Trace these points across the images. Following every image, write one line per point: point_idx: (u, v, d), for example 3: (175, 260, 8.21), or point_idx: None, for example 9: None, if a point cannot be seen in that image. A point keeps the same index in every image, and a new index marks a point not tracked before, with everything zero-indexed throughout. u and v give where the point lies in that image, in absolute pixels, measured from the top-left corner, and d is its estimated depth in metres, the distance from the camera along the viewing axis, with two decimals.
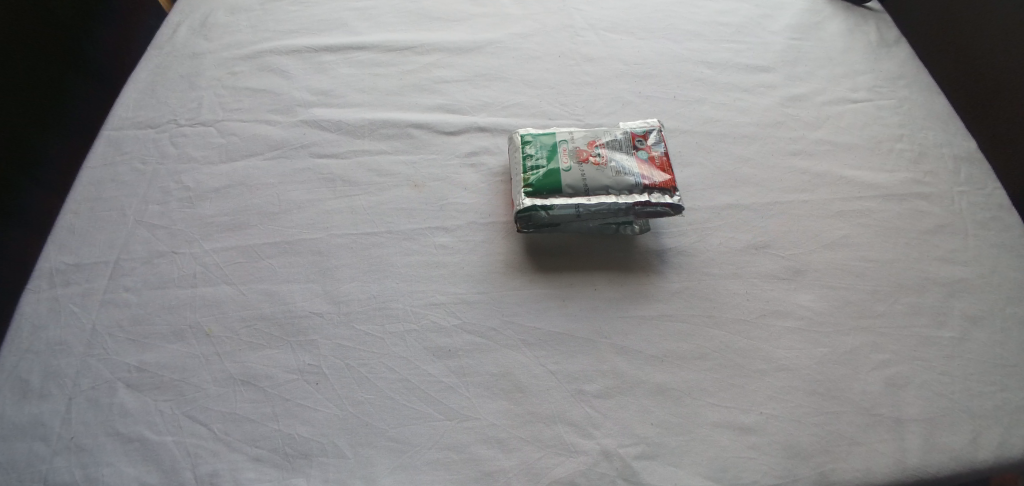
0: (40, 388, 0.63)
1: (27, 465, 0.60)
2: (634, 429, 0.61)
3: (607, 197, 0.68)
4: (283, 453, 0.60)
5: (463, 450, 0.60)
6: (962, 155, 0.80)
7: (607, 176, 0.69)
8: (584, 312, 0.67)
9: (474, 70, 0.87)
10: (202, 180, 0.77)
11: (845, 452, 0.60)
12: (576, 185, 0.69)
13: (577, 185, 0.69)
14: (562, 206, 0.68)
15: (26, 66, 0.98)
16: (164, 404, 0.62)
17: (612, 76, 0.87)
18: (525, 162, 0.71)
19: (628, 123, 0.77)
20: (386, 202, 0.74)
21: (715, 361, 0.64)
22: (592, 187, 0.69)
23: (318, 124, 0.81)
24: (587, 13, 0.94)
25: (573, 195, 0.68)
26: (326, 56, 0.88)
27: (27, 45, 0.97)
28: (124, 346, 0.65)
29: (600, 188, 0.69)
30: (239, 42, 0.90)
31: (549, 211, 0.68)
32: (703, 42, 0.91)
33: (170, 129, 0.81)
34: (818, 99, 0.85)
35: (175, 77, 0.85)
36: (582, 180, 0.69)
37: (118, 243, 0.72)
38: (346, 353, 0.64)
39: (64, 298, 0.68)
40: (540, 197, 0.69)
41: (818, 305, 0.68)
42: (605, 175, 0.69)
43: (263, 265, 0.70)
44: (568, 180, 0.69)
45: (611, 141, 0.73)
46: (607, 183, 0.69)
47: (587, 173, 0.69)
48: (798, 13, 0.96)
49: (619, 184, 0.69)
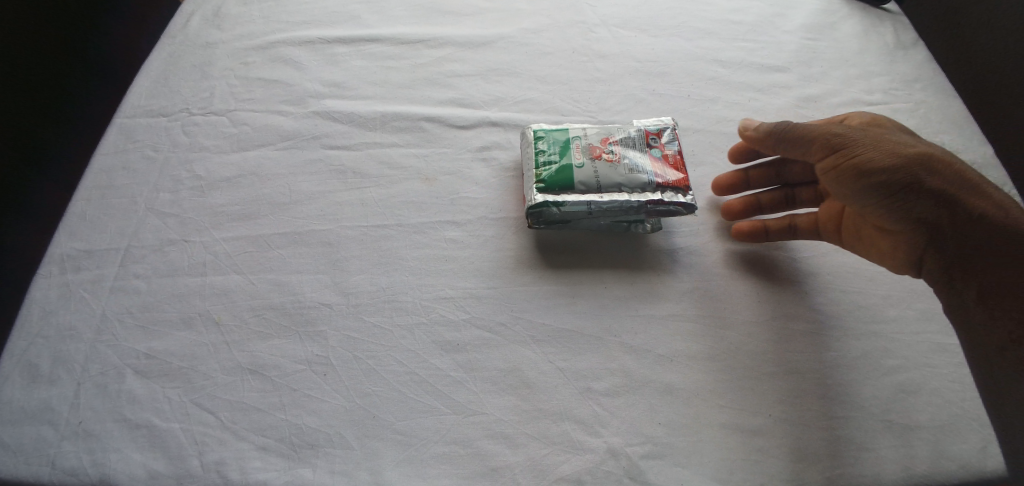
0: (49, 373, 0.63)
1: (36, 450, 0.60)
2: (642, 429, 0.60)
3: (619, 194, 0.68)
4: (290, 443, 0.60)
5: (469, 445, 0.60)
6: (978, 161, 0.79)
7: (620, 174, 0.69)
8: (593, 310, 0.67)
9: (486, 64, 0.86)
10: (214, 169, 0.77)
11: (853, 457, 0.60)
12: (588, 182, 0.69)
13: (589, 181, 0.68)
14: (574, 203, 0.68)
15: (20, 61, 0.84)
16: (172, 392, 0.63)
17: (625, 73, 0.86)
18: (537, 157, 0.71)
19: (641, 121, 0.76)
20: (397, 195, 0.74)
21: (724, 362, 0.64)
22: (604, 184, 0.69)
23: (330, 115, 0.81)
24: (600, 9, 0.93)
25: (585, 192, 0.68)
26: (338, 48, 0.88)
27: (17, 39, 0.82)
28: (133, 332, 0.66)
29: (613, 185, 0.69)
30: (251, 33, 0.89)
31: (560, 208, 0.68)
32: (716, 41, 0.90)
33: (182, 118, 0.81)
34: (833, 101, 0.84)
35: (187, 66, 0.85)
36: (595, 177, 0.69)
37: (129, 230, 0.72)
38: (354, 345, 0.64)
39: (75, 284, 0.68)
40: (552, 193, 0.68)
41: (829, 308, 0.67)
42: (617, 172, 0.69)
43: (273, 255, 0.70)
44: (580, 176, 0.69)
45: (625, 138, 0.72)
46: (619, 181, 0.69)
47: (599, 170, 0.69)
48: (815, 12, 0.95)
49: (632, 182, 0.69)
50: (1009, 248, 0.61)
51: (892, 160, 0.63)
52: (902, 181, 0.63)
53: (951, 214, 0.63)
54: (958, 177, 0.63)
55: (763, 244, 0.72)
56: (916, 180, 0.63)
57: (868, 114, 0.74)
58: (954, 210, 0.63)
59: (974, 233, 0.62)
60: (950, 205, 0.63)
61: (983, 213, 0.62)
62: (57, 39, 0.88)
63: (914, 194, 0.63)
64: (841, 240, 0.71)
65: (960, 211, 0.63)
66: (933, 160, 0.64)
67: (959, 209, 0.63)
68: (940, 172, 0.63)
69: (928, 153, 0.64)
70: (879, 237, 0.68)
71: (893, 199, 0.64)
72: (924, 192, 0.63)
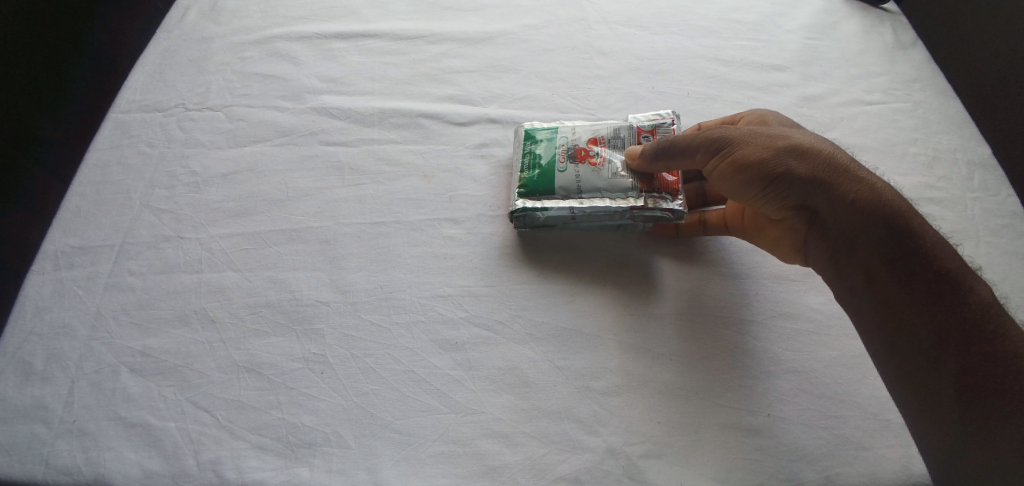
0: (43, 371, 0.63)
1: (29, 448, 0.59)
2: (641, 428, 0.60)
3: (601, 200, 0.68)
4: (287, 442, 0.60)
5: (467, 444, 0.59)
6: (977, 161, 0.79)
7: (602, 178, 0.69)
8: (592, 308, 0.66)
9: (486, 61, 0.86)
10: (210, 165, 0.76)
11: (852, 456, 0.59)
12: (569, 187, 0.69)
13: (569, 186, 0.68)
14: (556, 209, 0.68)
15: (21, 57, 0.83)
16: (168, 390, 0.62)
17: (626, 70, 0.86)
18: (525, 158, 0.72)
19: (637, 116, 0.75)
20: (395, 192, 0.74)
21: (722, 361, 0.64)
22: (585, 188, 0.68)
23: (328, 112, 0.80)
24: (601, 6, 0.92)
25: (566, 198, 0.68)
26: (335, 43, 0.87)
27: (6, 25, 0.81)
28: (127, 330, 0.65)
29: (593, 190, 0.68)
30: (248, 27, 0.88)
31: (544, 213, 0.68)
32: (717, 39, 0.90)
33: (178, 113, 0.80)
34: (832, 101, 0.84)
35: (183, 61, 0.84)
36: (576, 181, 0.69)
37: (124, 226, 0.71)
38: (352, 343, 0.64)
39: (69, 281, 0.68)
40: (534, 198, 0.69)
41: (828, 308, 0.67)
42: (599, 177, 0.69)
43: (270, 252, 0.69)
44: (561, 181, 0.69)
45: (613, 137, 0.72)
46: (600, 186, 0.68)
47: (581, 174, 0.69)
48: (816, 10, 0.94)
49: (614, 187, 0.68)
50: (890, 233, 0.59)
51: (767, 152, 0.62)
52: (776, 173, 0.62)
53: (831, 202, 0.61)
54: (829, 163, 0.62)
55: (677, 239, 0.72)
56: (789, 171, 0.61)
57: (760, 111, 0.72)
58: (833, 197, 0.61)
59: (854, 219, 0.60)
60: (830, 193, 0.61)
61: (863, 198, 0.60)
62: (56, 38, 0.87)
63: (791, 185, 0.62)
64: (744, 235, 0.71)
65: (838, 199, 0.61)
66: (808, 148, 0.62)
67: (837, 196, 0.61)
68: (815, 160, 0.62)
69: (803, 143, 0.63)
70: (773, 230, 0.67)
71: (772, 192, 0.63)
72: (799, 183, 0.61)
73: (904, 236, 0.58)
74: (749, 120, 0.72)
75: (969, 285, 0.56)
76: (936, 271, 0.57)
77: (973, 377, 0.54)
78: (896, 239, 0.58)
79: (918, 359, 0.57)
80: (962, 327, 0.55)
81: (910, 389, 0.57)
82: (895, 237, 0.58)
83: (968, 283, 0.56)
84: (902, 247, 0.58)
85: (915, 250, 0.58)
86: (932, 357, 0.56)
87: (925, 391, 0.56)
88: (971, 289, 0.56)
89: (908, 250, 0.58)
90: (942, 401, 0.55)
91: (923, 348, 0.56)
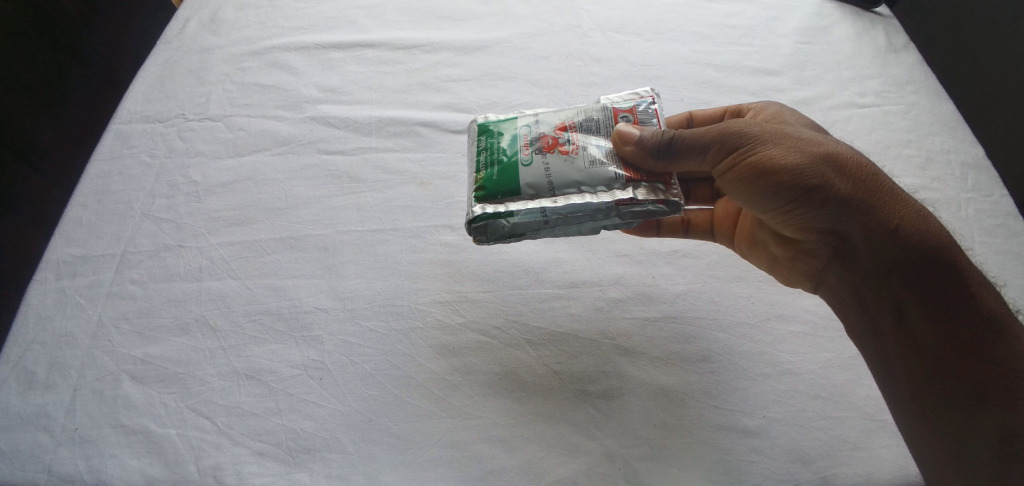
0: (45, 379, 0.64)
1: (31, 456, 0.60)
2: (637, 430, 0.60)
3: (579, 196, 0.61)
4: (286, 448, 0.60)
5: (464, 448, 0.59)
6: (970, 161, 0.80)
7: (577, 169, 0.62)
8: (588, 313, 0.67)
9: (482, 69, 0.87)
10: (209, 175, 0.77)
11: (848, 457, 0.59)
12: (540, 182, 0.61)
13: (538, 182, 0.61)
14: (525, 211, 0.60)
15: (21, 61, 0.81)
16: (168, 397, 0.63)
17: (620, 77, 0.87)
18: (485, 154, 0.65)
19: (613, 95, 0.70)
20: (392, 200, 0.75)
21: (718, 363, 0.64)
22: (557, 184, 0.61)
23: (325, 120, 0.82)
24: (596, 13, 0.93)
25: (535, 197, 0.61)
26: (333, 53, 0.88)
27: (11, 28, 0.79)
28: (129, 338, 0.66)
29: (569, 184, 0.61)
30: (247, 38, 0.90)
31: (510, 219, 0.60)
32: (710, 45, 0.91)
33: (178, 123, 0.81)
34: (825, 104, 0.85)
35: (184, 73, 0.86)
36: (546, 175, 0.61)
37: (125, 236, 0.72)
38: (350, 349, 0.65)
39: (71, 290, 0.69)
40: (496, 202, 0.61)
41: (822, 309, 0.68)
42: (575, 168, 0.62)
43: (268, 261, 0.70)
44: (528, 177, 0.62)
45: (586, 121, 0.66)
46: (577, 179, 0.61)
47: (551, 165, 0.62)
48: (808, 15, 0.95)
49: (593, 178, 0.61)
50: (929, 265, 0.57)
51: (798, 160, 0.59)
52: (810, 187, 0.59)
53: (865, 226, 0.59)
54: (867, 182, 0.60)
55: (648, 246, 0.72)
56: (826, 186, 0.59)
57: (775, 107, 0.71)
58: (868, 219, 0.59)
59: (892, 249, 0.58)
60: (864, 214, 0.59)
61: (905, 225, 0.58)
62: (53, 43, 0.84)
63: (821, 200, 0.59)
64: (734, 244, 0.72)
65: (876, 224, 0.59)
66: (847, 163, 0.60)
67: (875, 220, 0.59)
68: (855, 180, 0.59)
69: (842, 156, 0.60)
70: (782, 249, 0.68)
71: (794, 209, 0.62)
72: (833, 200, 0.59)
73: (944, 269, 0.57)
74: (764, 116, 0.71)
75: (1013, 333, 0.55)
76: (980, 317, 0.55)
77: (1013, 431, 0.52)
78: (938, 275, 0.57)
79: (931, 388, 0.56)
80: (988, 369, 0.54)
81: (919, 419, 0.57)
82: (934, 272, 0.57)
83: (1012, 332, 0.55)
84: (939, 279, 0.57)
85: (956, 286, 0.56)
86: (952, 381, 0.56)
87: (943, 428, 0.56)
88: (1016, 339, 0.55)
89: (944, 281, 0.57)
90: (967, 444, 0.55)
91: (950, 385, 0.56)
